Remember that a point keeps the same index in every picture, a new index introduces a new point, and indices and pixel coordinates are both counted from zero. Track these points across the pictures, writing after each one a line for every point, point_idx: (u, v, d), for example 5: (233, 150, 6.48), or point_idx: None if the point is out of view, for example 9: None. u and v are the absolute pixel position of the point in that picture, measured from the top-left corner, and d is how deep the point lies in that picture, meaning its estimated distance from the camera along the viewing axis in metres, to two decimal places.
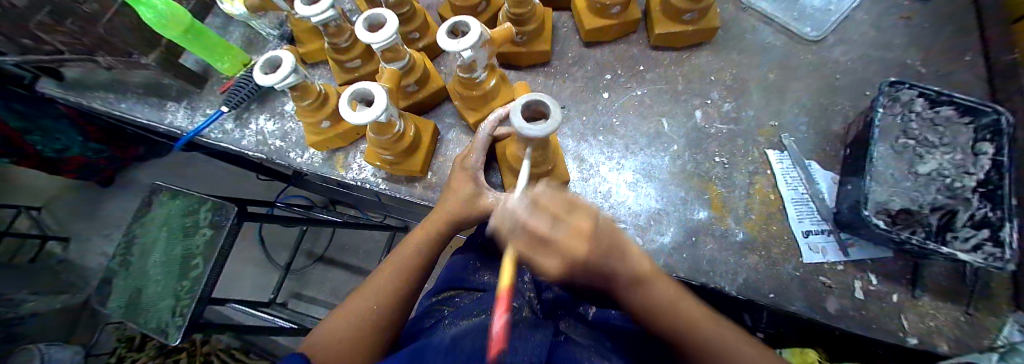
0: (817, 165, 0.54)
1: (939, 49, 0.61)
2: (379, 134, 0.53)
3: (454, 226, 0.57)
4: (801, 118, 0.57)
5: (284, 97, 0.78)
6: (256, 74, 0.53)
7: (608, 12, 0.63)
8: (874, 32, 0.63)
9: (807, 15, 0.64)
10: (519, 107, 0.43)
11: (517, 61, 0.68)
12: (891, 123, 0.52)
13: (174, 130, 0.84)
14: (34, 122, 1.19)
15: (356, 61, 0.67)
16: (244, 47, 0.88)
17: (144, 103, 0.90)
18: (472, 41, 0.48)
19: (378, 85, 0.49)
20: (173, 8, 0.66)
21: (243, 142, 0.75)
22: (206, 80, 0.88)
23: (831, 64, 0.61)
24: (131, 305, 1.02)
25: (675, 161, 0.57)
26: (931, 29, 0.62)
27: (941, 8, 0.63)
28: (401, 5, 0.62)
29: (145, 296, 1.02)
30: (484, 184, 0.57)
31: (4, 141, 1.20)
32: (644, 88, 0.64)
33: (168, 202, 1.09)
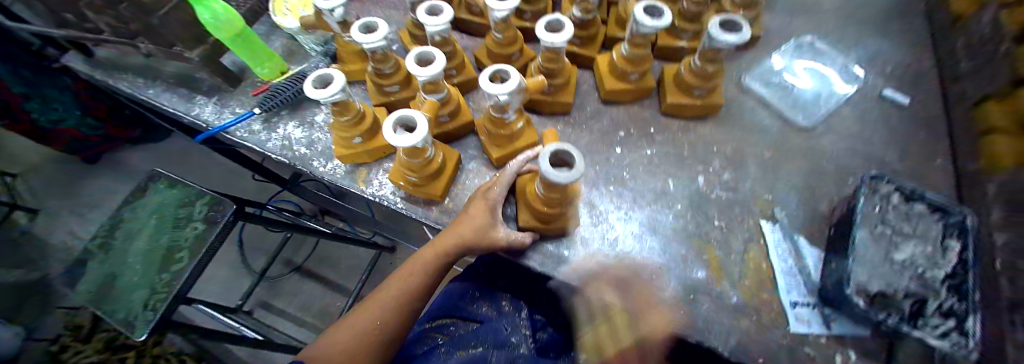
0: (805, 240, 0.60)
1: (912, 151, 0.70)
2: (411, 157, 0.57)
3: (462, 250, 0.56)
4: (792, 196, 0.64)
5: (316, 108, 0.82)
6: (307, 86, 0.57)
7: (627, 78, 0.71)
8: (857, 129, 0.71)
9: (800, 105, 0.73)
10: (546, 153, 0.48)
11: (541, 108, 0.74)
12: (869, 212, 0.57)
13: (197, 121, 0.85)
14: (37, 89, 1.25)
15: (395, 86, 0.73)
16: (284, 55, 0.93)
17: (174, 91, 0.92)
18: (511, 88, 0.55)
19: (418, 112, 0.55)
20: (231, 14, 0.72)
21: (267, 144, 0.77)
22: (241, 80, 0.91)
23: (819, 151, 0.68)
24: (97, 294, 0.95)
25: (678, 219, 0.62)
26: (905, 133, 0.72)
27: (914, 117, 0.73)
28: (444, 45, 0.70)
29: (113, 285, 0.95)
30: (500, 219, 0.58)
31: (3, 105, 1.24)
32: (653, 148, 0.70)
33: (164, 191, 1.07)
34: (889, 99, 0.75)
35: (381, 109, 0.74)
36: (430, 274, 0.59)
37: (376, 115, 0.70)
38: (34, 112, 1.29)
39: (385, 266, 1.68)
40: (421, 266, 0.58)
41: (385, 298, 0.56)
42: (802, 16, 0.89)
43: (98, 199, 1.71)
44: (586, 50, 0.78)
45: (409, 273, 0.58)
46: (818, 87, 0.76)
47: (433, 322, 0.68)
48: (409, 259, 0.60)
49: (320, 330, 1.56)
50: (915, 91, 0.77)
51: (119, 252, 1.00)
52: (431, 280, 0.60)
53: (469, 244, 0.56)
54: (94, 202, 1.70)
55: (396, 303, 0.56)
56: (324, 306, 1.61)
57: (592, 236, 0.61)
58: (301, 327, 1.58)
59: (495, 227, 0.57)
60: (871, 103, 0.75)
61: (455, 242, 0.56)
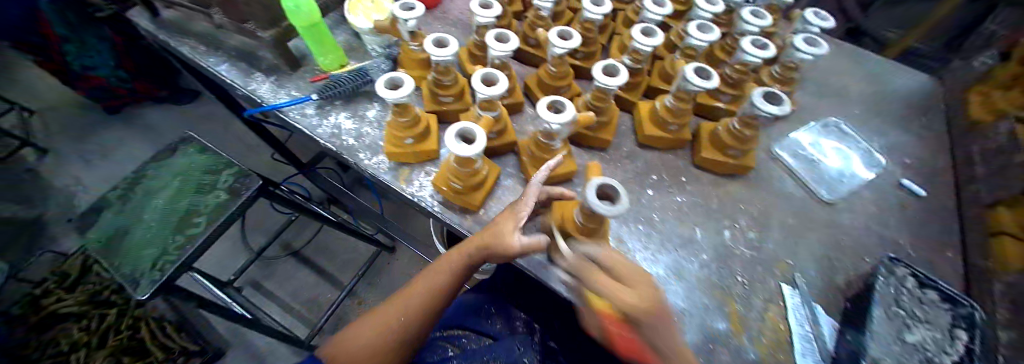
0: (822, 309, 0.62)
1: (929, 240, 0.74)
2: (462, 166, 0.61)
3: (484, 254, 0.56)
4: (811, 264, 0.67)
5: (369, 104, 0.86)
6: (380, 87, 0.61)
7: (666, 127, 0.76)
8: (876, 211, 0.75)
9: (825, 180, 0.78)
10: (593, 185, 0.52)
11: (582, 140, 0.78)
12: (886, 290, 0.60)
13: (252, 96, 0.88)
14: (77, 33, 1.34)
15: (450, 97, 0.77)
16: (345, 49, 0.98)
17: (233, 63, 0.95)
18: (568, 119, 0.60)
19: (477, 127, 0.59)
20: (311, 6, 0.75)
21: (319, 129, 0.80)
22: (301, 65, 0.96)
23: (840, 226, 0.72)
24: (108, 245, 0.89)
25: (702, 268, 0.64)
26: (923, 222, 0.76)
27: (929, 208, 0.78)
28: (503, 68, 0.77)
29: (119, 240, 0.90)
30: (518, 226, 0.53)
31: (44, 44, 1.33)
32: (683, 196, 0.74)
33: (192, 155, 1.05)
34: (907, 188, 0.80)
35: (432, 116, 0.76)
36: (455, 274, 0.59)
37: (429, 121, 0.74)
38: (70, 55, 1.37)
39: (380, 265, 1.66)
40: (446, 268, 0.59)
41: (412, 294, 0.58)
42: (829, 99, 0.96)
43: (110, 148, 1.69)
44: (630, 95, 0.84)
45: (437, 270, 0.59)
46: (840, 165, 0.81)
47: (444, 332, 0.69)
48: (438, 259, 0.62)
49: (305, 321, 1.52)
50: (931, 185, 0.82)
51: (134, 208, 0.96)
52: (454, 283, 0.60)
53: (489, 248, 0.54)
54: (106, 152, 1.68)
55: (419, 299, 0.58)
56: (313, 297, 1.57)
57: None
58: (287, 314, 1.53)
59: (510, 234, 0.52)
60: (891, 188, 0.80)
61: (478, 244, 0.56)
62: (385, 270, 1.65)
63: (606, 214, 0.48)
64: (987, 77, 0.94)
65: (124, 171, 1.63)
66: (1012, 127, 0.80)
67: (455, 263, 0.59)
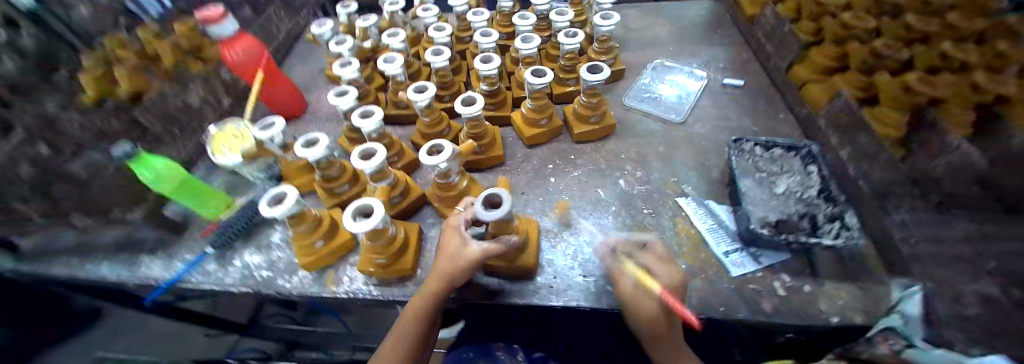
0: (714, 202, 0.73)
1: (761, 114, 0.92)
2: (374, 239, 0.64)
3: (450, 283, 0.56)
4: (692, 173, 0.79)
5: (272, 230, 0.85)
6: (262, 207, 0.63)
7: (538, 124, 0.87)
8: (717, 111, 0.93)
9: (671, 108, 0.94)
10: (480, 200, 0.59)
11: (478, 165, 0.86)
12: (745, 164, 0.74)
13: (146, 282, 0.80)
14: None
15: (344, 186, 0.80)
16: (229, 191, 0.96)
17: (113, 259, 0.84)
18: (446, 156, 0.66)
19: (372, 199, 0.63)
20: (173, 167, 0.75)
21: (227, 279, 0.77)
22: (187, 227, 0.91)
23: (697, 135, 0.87)
24: None
25: (616, 217, 0.73)
26: (750, 103, 0.95)
27: (750, 92, 0.99)
28: (383, 137, 0.81)
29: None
30: (468, 238, 0.57)
31: None
32: (578, 170, 0.84)
33: None
34: (730, 85, 1.00)
35: (337, 210, 0.79)
36: (429, 313, 0.57)
37: (332, 216, 0.76)
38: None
39: None
40: (409, 325, 0.57)
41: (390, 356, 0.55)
42: (649, 48, 1.18)
43: None
44: (500, 112, 0.95)
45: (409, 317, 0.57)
46: (675, 92, 0.99)
47: None
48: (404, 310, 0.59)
49: None
50: (744, 75, 1.04)
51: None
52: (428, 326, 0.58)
53: (448, 275, 0.55)
54: None
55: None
56: None
57: (553, 256, 0.68)
58: None
59: (465, 246, 0.56)
60: (719, 90, 1.00)
61: (444, 274, 0.56)
62: None
63: (494, 218, 0.55)
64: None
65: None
66: (772, 10, 1.04)
67: (423, 307, 0.56)
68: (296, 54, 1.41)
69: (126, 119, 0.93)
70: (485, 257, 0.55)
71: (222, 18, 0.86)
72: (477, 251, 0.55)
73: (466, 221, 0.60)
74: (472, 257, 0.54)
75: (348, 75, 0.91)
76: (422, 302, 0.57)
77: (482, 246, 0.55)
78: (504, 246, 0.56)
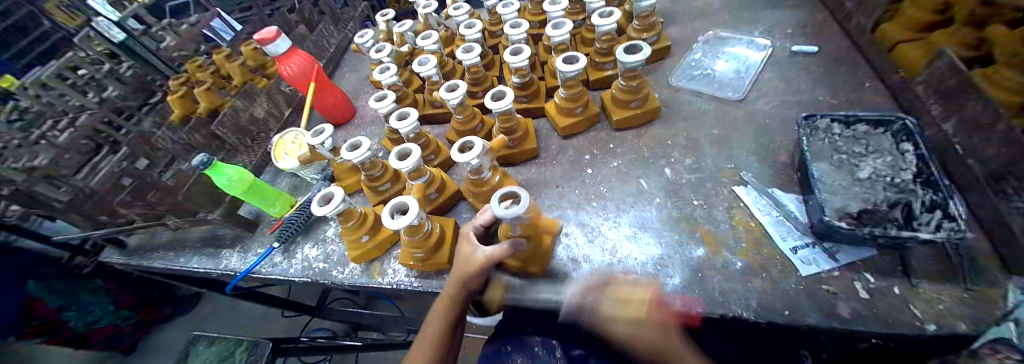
0: (780, 191, 0.64)
1: (840, 84, 0.78)
2: (412, 235, 0.66)
3: (463, 287, 0.59)
4: (751, 157, 0.70)
5: (327, 225, 0.92)
6: (313, 206, 0.67)
7: (573, 112, 0.83)
8: (783, 85, 0.81)
9: (727, 85, 0.84)
10: (497, 198, 0.57)
11: (512, 159, 0.85)
12: (820, 145, 0.64)
13: (227, 272, 0.93)
14: (73, 297, 1.44)
15: (386, 184, 0.84)
16: (291, 191, 1.06)
17: (205, 252, 1.01)
18: (477, 153, 0.66)
19: (409, 197, 0.64)
20: (243, 172, 0.85)
21: (290, 270, 0.85)
22: (257, 224, 1.02)
23: (759, 113, 0.77)
24: None
25: (660, 210, 0.67)
26: (828, 72, 0.81)
27: (827, 58, 0.84)
28: (419, 137, 0.84)
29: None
30: (477, 245, 0.59)
31: (44, 325, 1.40)
32: (617, 160, 0.79)
33: (206, 349, 1.12)
34: (800, 53, 0.86)
35: (380, 207, 0.83)
36: (451, 316, 0.60)
37: (376, 212, 0.79)
38: (72, 319, 1.46)
39: None
40: (439, 322, 0.60)
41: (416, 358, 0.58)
42: (700, 19, 1.05)
43: None
44: (533, 104, 0.92)
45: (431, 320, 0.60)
46: (731, 66, 0.88)
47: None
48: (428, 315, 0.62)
49: None
50: (821, 38, 0.88)
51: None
52: (451, 330, 0.60)
53: (461, 279, 0.58)
54: None
55: (427, 359, 0.57)
56: None
57: (591, 251, 0.65)
58: None
59: (474, 252, 0.59)
60: (787, 59, 0.86)
61: (457, 280, 0.59)
62: None
63: (515, 217, 0.53)
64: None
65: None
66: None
67: (445, 310, 0.60)
68: (347, 63, 1.49)
69: (207, 133, 1.07)
70: (493, 261, 0.56)
71: (276, 38, 0.96)
72: (484, 254, 0.57)
73: (478, 227, 0.63)
74: (477, 261, 0.56)
75: (387, 80, 0.93)
76: (442, 305, 0.60)
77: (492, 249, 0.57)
78: (511, 247, 0.56)
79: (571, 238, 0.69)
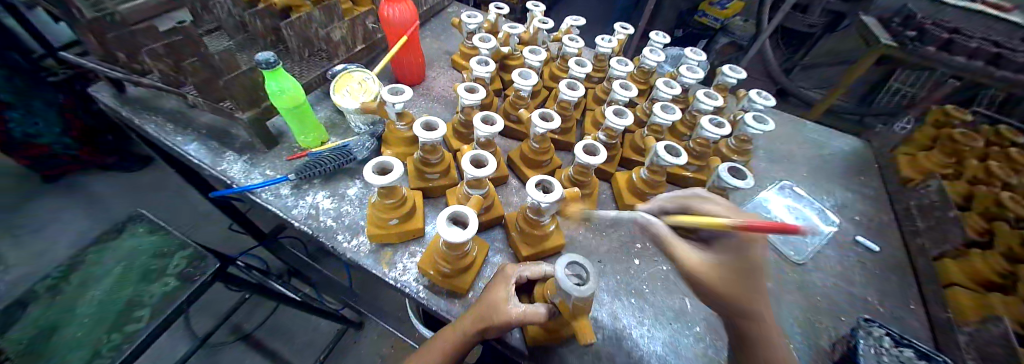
0: None
1: (892, 294, 0.79)
2: (451, 250, 0.60)
3: (480, 334, 0.53)
4: (795, 327, 0.70)
5: (350, 182, 0.85)
6: (367, 171, 0.61)
7: (644, 197, 0.81)
8: (840, 269, 0.82)
9: (790, 242, 0.84)
10: (562, 266, 0.52)
11: (567, 210, 0.81)
12: (868, 352, 0.61)
13: (224, 177, 0.83)
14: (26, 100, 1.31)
15: (436, 174, 0.78)
16: (327, 127, 0.99)
17: (206, 144, 0.91)
18: (556, 198, 0.62)
19: (470, 210, 0.59)
20: (298, 91, 0.77)
21: (293, 210, 0.76)
22: (278, 143, 0.94)
23: (813, 287, 0.77)
24: (34, 348, 0.77)
25: (696, 341, 0.64)
26: (882, 276, 0.82)
27: (885, 262, 0.85)
28: (489, 146, 0.80)
29: (45, 339, 0.78)
30: (513, 293, 0.54)
31: None
32: (668, 264, 0.76)
33: (141, 236, 0.97)
34: (861, 244, 0.88)
35: (418, 194, 0.76)
36: (452, 355, 0.54)
37: (414, 199, 0.73)
38: (14, 122, 1.31)
39: (346, 345, 1.55)
40: (440, 352, 0.55)
41: None
42: (778, 163, 1.07)
43: (47, 226, 1.56)
44: (607, 166, 0.89)
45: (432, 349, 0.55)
46: (799, 225, 0.87)
47: None
48: (434, 338, 0.58)
49: None
50: (883, 239, 0.90)
51: (81, 283, 0.87)
52: None
53: (481, 322, 0.52)
54: (35, 229, 1.55)
55: None
56: None
57: (617, 351, 0.61)
58: None
59: (506, 300, 0.53)
60: (847, 245, 0.88)
61: (476, 322, 0.53)
62: (352, 349, 1.54)
63: (572, 294, 0.49)
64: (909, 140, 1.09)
65: (65, 253, 1.51)
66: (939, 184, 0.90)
67: (452, 347, 0.54)
68: (431, 26, 1.45)
69: None
70: (521, 322, 0.51)
71: None
72: (515, 311, 0.51)
73: (522, 277, 0.58)
74: (505, 313, 0.50)
75: (481, 74, 0.90)
76: (451, 338, 0.55)
77: (525, 309, 0.51)
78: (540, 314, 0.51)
79: (599, 325, 0.64)
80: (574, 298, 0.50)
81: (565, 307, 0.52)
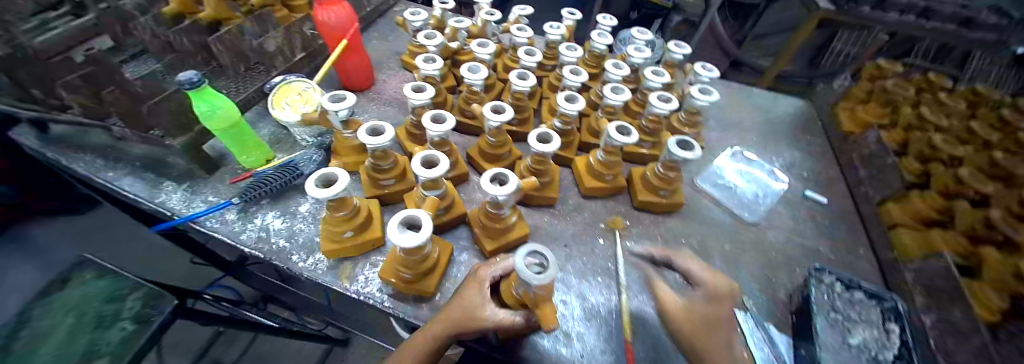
0: (775, 329, 0.66)
1: (843, 241, 0.84)
2: (408, 255, 0.58)
3: (452, 339, 0.52)
4: (755, 285, 0.73)
5: (303, 198, 0.81)
6: (309, 185, 0.58)
7: (603, 178, 0.82)
8: (793, 224, 0.86)
9: (744, 205, 0.88)
10: (520, 255, 0.51)
11: (529, 200, 0.81)
12: (824, 299, 0.64)
13: (163, 210, 0.77)
14: None
15: (390, 180, 0.76)
16: (274, 145, 0.94)
17: (138, 176, 0.84)
18: (511, 189, 0.61)
19: (423, 212, 0.57)
20: (232, 109, 0.73)
21: (242, 235, 0.72)
22: (221, 167, 0.88)
23: (768, 244, 0.81)
24: None
25: None
26: (832, 225, 0.87)
27: (834, 212, 0.90)
28: (443, 144, 0.78)
29: None
30: (489, 297, 0.54)
31: None
32: (632, 240, 0.78)
33: (81, 285, 0.89)
34: (811, 198, 0.93)
35: (374, 202, 0.74)
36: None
37: (369, 208, 0.71)
38: None
39: None
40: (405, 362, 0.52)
41: None
42: (730, 130, 1.12)
43: None
44: (565, 152, 0.90)
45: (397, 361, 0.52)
46: (751, 187, 0.92)
47: None
48: (399, 350, 0.55)
49: None
50: (830, 191, 0.96)
51: (29, 341, 0.82)
52: None
53: (455, 326, 0.51)
54: None
55: None
56: None
57: (586, 331, 0.62)
58: None
59: (483, 303, 0.53)
60: (798, 200, 0.92)
61: (446, 326, 0.52)
62: None
63: (531, 283, 0.48)
64: (847, 95, 1.15)
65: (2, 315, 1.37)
66: (875, 133, 0.96)
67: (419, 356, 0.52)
68: (379, 29, 1.40)
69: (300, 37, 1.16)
70: (499, 325, 0.51)
71: None
72: (494, 314, 0.52)
73: (494, 275, 0.58)
74: (485, 317, 0.51)
75: (429, 72, 0.87)
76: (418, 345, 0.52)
77: (504, 313, 0.52)
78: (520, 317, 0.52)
79: (568, 308, 0.65)
80: (535, 287, 0.49)
81: (528, 297, 0.51)
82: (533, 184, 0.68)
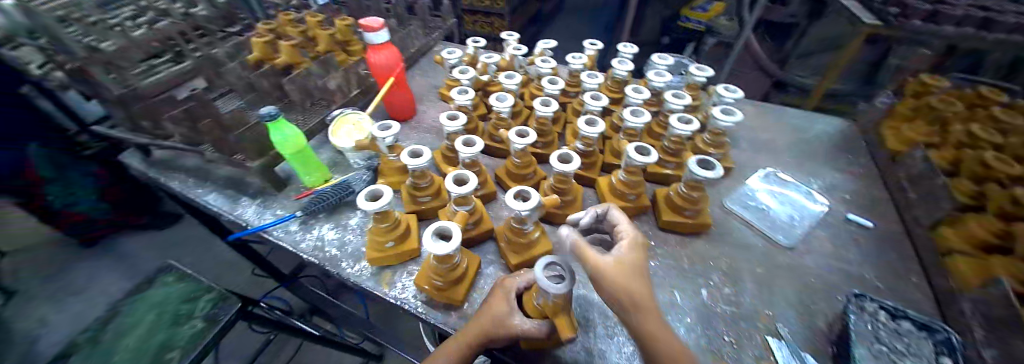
0: (814, 359, 0.62)
1: (893, 269, 0.78)
2: (441, 263, 0.65)
3: (483, 345, 0.55)
4: (790, 310, 0.70)
5: (352, 212, 0.92)
6: (360, 199, 0.67)
7: (626, 198, 0.85)
8: (833, 249, 0.82)
9: (778, 227, 0.85)
10: (541, 266, 0.55)
11: (553, 218, 0.85)
12: (864, 327, 0.61)
13: (240, 221, 0.92)
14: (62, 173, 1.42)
15: (427, 197, 0.85)
16: (330, 166, 1.08)
17: (222, 193, 1.01)
18: (533, 205, 0.66)
19: (454, 224, 0.64)
20: (301, 136, 0.86)
21: (301, 244, 0.83)
22: (287, 185, 1.03)
23: (804, 269, 0.77)
24: None
25: (690, 332, 0.65)
26: (879, 252, 0.82)
27: (881, 238, 0.85)
28: (474, 165, 0.86)
29: None
30: (515, 306, 0.58)
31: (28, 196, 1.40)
32: (656, 260, 0.79)
33: (168, 284, 1.04)
34: (854, 222, 0.88)
35: (413, 216, 0.82)
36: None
37: (408, 222, 0.79)
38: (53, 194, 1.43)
39: None
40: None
41: None
42: (761, 152, 1.10)
43: (88, 285, 1.69)
44: (589, 173, 0.94)
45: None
46: (786, 209, 0.90)
47: None
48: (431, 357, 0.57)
49: None
50: (876, 215, 0.90)
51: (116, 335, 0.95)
52: None
53: (485, 332, 0.56)
54: (76, 290, 1.67)
55: None
56: None
57: (609, 348, 0.63)
58: None
59: (511, 313, 0.57)
60: (839, 224, 0.88)
61: (476, 332, 0.56)
62: None
63: (550, 291, 0.52)
64: (892, 113, 1.09)
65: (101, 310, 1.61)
66: (923, 152, 0.91)
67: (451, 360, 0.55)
68: (420, 65, 1.57)
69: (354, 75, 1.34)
70: (525, 334, 0.55)
71: (378, 29, 1.00)
72: (522, 324, 0.56)
73: (519, 288, 0.62)
74: (513, 326, 0.55)
75: (462, 101, 0.98)
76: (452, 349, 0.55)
77: (530, 323, 0.56)
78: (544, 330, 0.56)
79: (590, 324, 0.67)
80: (554, 296, 0.53)
81: (548, 306, 0.55)
82: (555, 201, 0.73)
